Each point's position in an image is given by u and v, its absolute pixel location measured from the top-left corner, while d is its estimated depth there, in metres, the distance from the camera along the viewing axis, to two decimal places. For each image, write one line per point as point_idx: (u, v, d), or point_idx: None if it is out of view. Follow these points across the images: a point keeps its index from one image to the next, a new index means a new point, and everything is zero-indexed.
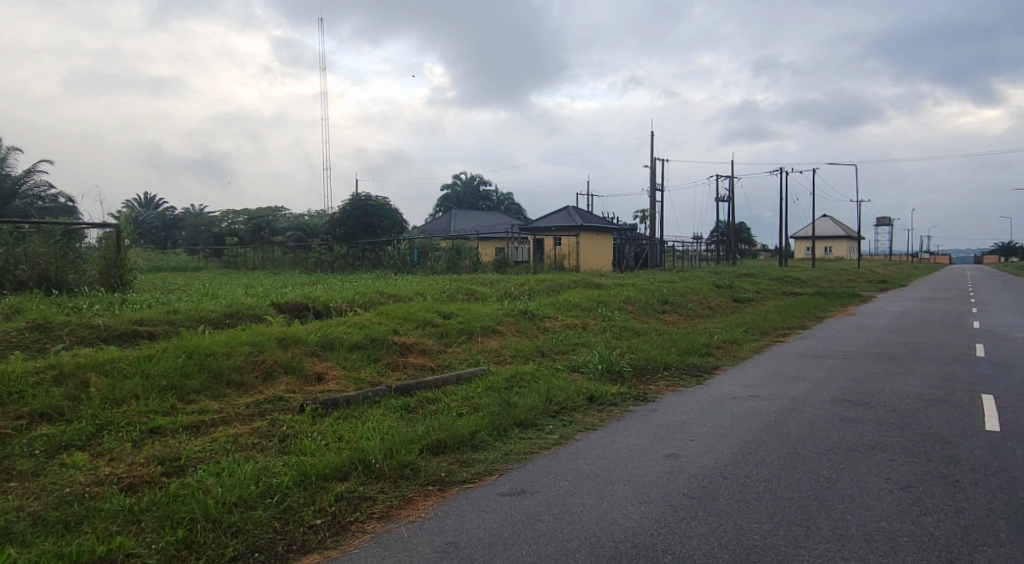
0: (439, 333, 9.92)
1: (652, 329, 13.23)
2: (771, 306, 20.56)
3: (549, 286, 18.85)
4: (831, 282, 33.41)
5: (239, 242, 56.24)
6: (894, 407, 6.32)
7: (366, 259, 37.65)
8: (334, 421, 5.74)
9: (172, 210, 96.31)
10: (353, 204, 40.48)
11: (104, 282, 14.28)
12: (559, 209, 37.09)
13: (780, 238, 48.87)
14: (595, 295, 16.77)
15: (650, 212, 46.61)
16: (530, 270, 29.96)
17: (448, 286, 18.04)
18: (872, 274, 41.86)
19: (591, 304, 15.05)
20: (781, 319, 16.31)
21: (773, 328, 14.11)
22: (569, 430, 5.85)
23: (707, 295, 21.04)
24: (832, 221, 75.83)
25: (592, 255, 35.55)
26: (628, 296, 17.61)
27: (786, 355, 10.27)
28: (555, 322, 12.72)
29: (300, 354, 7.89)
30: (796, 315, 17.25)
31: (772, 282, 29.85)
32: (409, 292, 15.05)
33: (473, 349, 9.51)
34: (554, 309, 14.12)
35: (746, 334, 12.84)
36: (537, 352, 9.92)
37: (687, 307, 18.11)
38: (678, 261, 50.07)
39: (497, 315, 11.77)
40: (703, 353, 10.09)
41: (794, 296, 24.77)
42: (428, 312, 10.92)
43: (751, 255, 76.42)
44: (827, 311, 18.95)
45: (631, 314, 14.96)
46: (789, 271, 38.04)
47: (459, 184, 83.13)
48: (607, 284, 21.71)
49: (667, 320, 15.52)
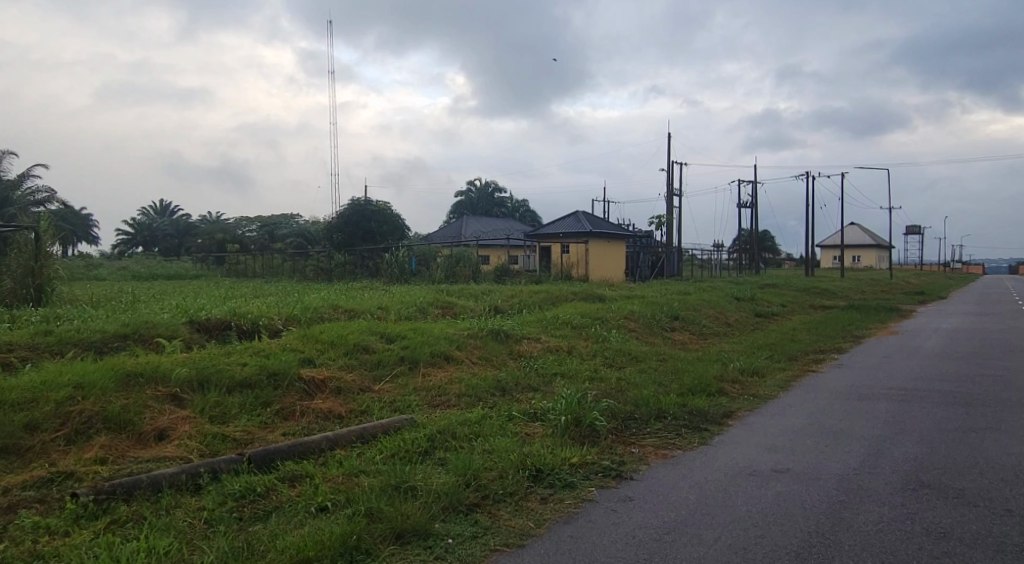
0: (370, 365, 7.68)
1: (654, 354, 10.88)
2: (799, 322, 18.06)
3: (543, 298, 16.58)
4: (864, 293, 30.75)
5: (243, 249, 54.74)
6: (1007, 507, 3.99)
7: (364, 267, 35.72)
8: (97, 532, 3.54)
9: (186, 218, 95.77)
10: (353, 208, 38.62)
11: (15, 293, 12.28)
12: (568, 215, 34.89)
13: (807, 245, 46.17)
14: (593, 310, 14.53)
15: (667, 219, 44.24)
16: (532, 279, 27.78)
17: (427, 298, 15.93)
18: (908, 285, 39.02)
19: (584, 321, 12.74)
20: (811, 338, 13.88)
21: (804, 351, 11.70)
22: (477, 547, 3.60)
23: (725, 310, 18.62)
24: (860, 229, 72.59)
25: (603, 263, 33.19)
26: (632, 310, 15.27)
27: (821, 393, 7.92)
28: (535, 347, 10.44)
29: (149, 399, 5.72)
30: (828, 334, 14.83)
31: (798, 294, 27.33)
32: (371, 306, 12.89)
33: (410, 387, 7.26)
34: (538, 328, 11.86)
35: (770, 360, 10.47)
36: (497, 389, 7.66)
37: (702, 324, 15.69)
38: (698, 270, 47.49)
39: (460, 338, 9.53)
40: (713, 393, 7.75)
41: (824, 310, 22.18)
42: (367, 335, 8.71)
43: (775, 265, 73.46)
44: (865, 329, 16.40)
45: (631, 334, 12.62)
46: (817, 282, 35.35)
47: (472, 190, 81.20)
48: (613, 296, 19.40)
49: (676, 341, 13.16)
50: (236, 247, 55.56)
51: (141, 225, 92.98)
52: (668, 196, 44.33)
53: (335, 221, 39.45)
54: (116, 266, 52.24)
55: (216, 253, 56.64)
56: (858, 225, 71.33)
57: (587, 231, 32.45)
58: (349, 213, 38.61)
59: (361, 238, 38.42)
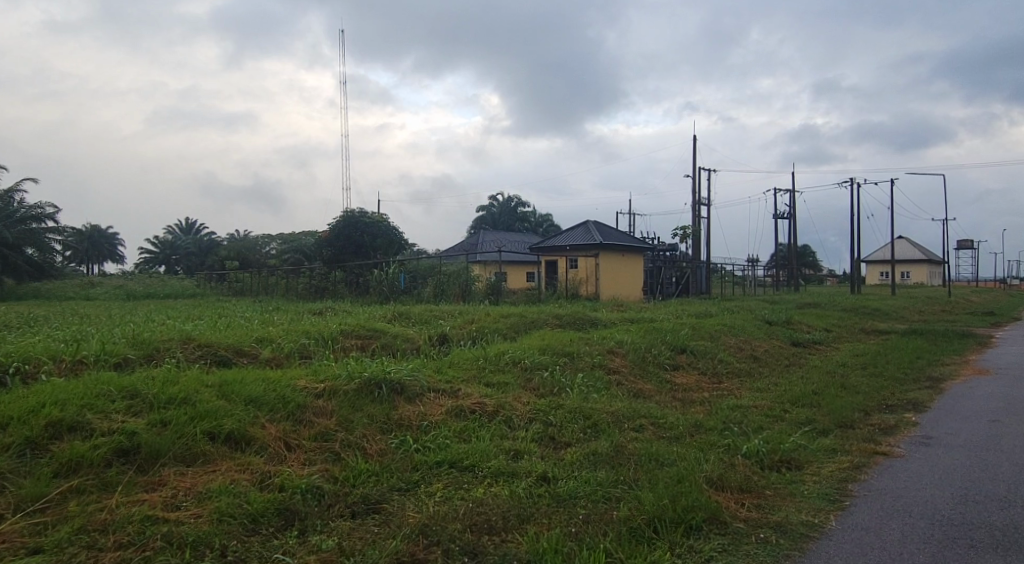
0: (39, 469, 3.97)
1: (629, 418, 7.02)
2: (849, 354, 13.94)
3: (510, 325, 12.82)
4: (924, 314, 26.39)
5: (245, 266, 52.19)
6: None
7: (354, 285, 32.44)
8: None
9: (206, 235, 94.58)
10: (345, 220, 35.44)
11: None
12: (577, 224, 31.09)
13: (853, 258, 41.53)
14: (567, 341, 10.76)
15: (694, 231, 40.20)
16: (529, 298, 24.05)
17: (361, 324, 12.34)
18: (973, 305, 34.23)
19: (539, 363, 8.94)
20: (870, 383, 9.82)
21: (861, 411, 7.71)
22: None
23: (752, 338, 14.59)
24: (910, 243, 67.11)
25: (616, 279, 29.25)
26: (622, 341, 11.38)
27: (918, 527, 4.10)
28: (437, 406, 6.66)
29: None
30: (891, 374, 10.80)
31: (845, 315, 23.15)
32: (246, 337, 9.28)
33: (70, 526, 3.52)
34: (463, 375, 8.09)
35: (810, 433, 6.54)
36: (273, 519, 3.93)
37: (718, 360, 11.72)
38: (731, 287, 43.13)
39: (297, 399, 5.78)
40: (698, 534, 3.94)
41: (880, 336, 17.91)
42: (108, 398, 5.01)
43: (817, 282, 68.39)
44: (941, 366, 12.19)
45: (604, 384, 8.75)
46: (866, 301, 30.84)
47: (494, 205, 77.95)
48: (609, 321, 15.59)
49: (674, 393, 9.24)
50: (240, 266, 53.06)
51: (164, 243, 91.93)
52: (695, 205, 40.26)
53: (327, 234, 36.39)
54: (115, 284, 50.15)
55: (219, 270, 54.29)
56: (908, 238, 65.99)
57: (597, 243, 28.56)
58: (340, 226, 35.53)
59: (354, 253, 35.19)
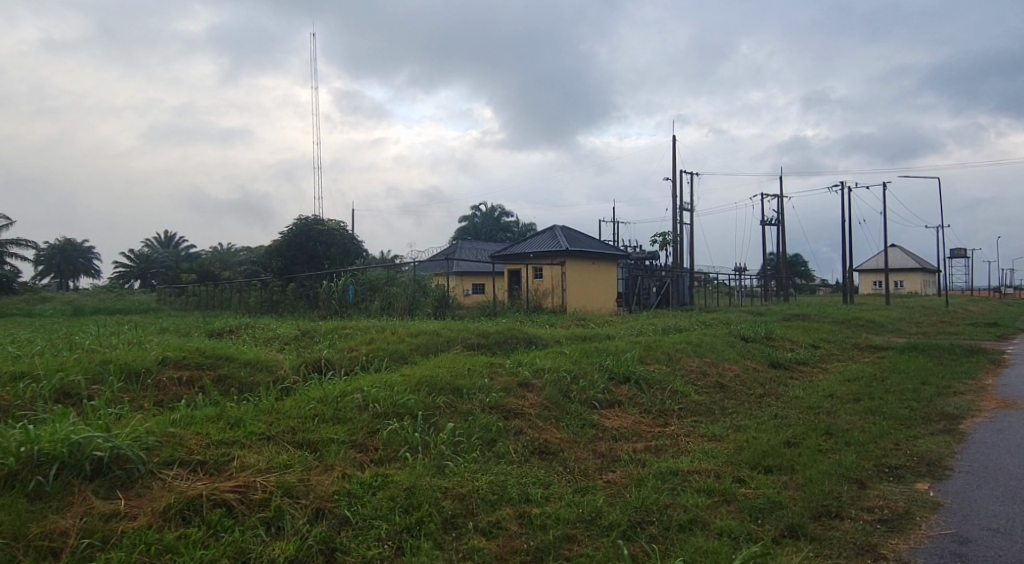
0: None
1: (489, 510, 4.39)
2: (838, 379, 11.44)
3: (416, 346, 10.22)
4: (921, 326, 24.02)
5: (204, 279, 49.42)
6: None
7: (303, 298, 29.74)
8: None
9: (181, 247, 91.71)
10: (297, 229, 32.81)
11: None
12: (544, 230, 28.56)
13: (845, 266, 39.17)
14: (466, 369, 8.15)
15: (675, 238, 37.79)
16: (482, 312, 21.51)
17: (222, 347, 9.69)
18: (972, 315, 31.95)
19: (399, 405, 6.32)
20: (865, 429, 7.24)
21: (852, 486, 5.13)
22: None
23: (722, 359, 12.05)
24: (903, 251, 64.99)
25: (585, 290, 26.69)
26: (547, 368, 8.77)
27: None
28: (155, 497, 4.00)
29: None
30: (891, 411, 8.29)
31: (835, 328, 20.69)
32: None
33: None
34: (267, 429, 5.43)
35: (770, 545, 3.94)
36: None
37: (670, 394, 9.14)
38: (715, 298, 40.70)
39: None
40: None
41: (875, 354, 15.44)
42: None
43: (808, 292, 66.26)
44: (954, 397, 9.62)
45: (488, 443, 6.12)
46: (860, 311, 28.41)
47: (477, 215, 75.59)
48: (553, 339, 13.04)
49: (595, 451, 6.63)
50: (202, 278, 50.15)
51: (139, 256, 88.96)
52: (676, 210, 37.88)
53: (277, 243, 33.68)
54: (64, 299, 47.38)
55: (179, 283, 51.43)
56: (902, 246, 63.92)
57: (564, 250, 26.02)
58: (292, 235, 32.85)
59: (306, 264, 32.51)
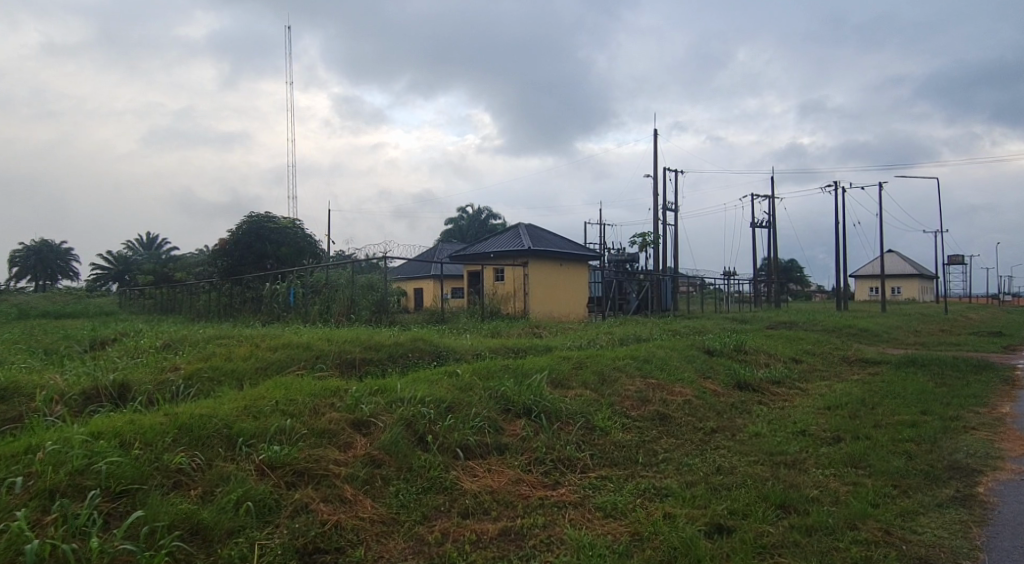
0: None
1: None
2: (817, 406, 9.03)
3: (264, 364, 7.80)
4: (921, 336, 21.62)
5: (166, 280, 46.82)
6: None
7: (247, 301, 27.29)
8: None
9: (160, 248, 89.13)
10: (245, 227, 30.39)
11: None
12: (508, 228, 26.19)
13: (841, 270, 36.80)
14: (278, 402, 5.72)
15: (657, 239, 35.37)
16: (427, 318, 19.13)
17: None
18: (976, 323, 29.56)
19: (85, 471, 3.88)
20: (839, 501, 4.84)
21: None
22: None
23: (674, 380, 9.65)
24: (901, 256, 62.75)
25: (551, 293, 24.33)
26: (407, 399, 6.34)
27: None
28: None
29: None
30: (877, 462, 5.89)
31: (822, 337, 18.33)
32: None
33: None
34: None
35: None
36: None
37: (582, 434, 6.71)
38: (702, 303, 38.31)
39: None
40: None
41: (867, 370, 13.02)
42: None
43: (803, 298, 63.90)
44: (966, 436, 7.20)
45: (215, 542, 3.71)
46: (855, 319, 25.98)
47: (462, 217, 73.30)
48: (470, 352, 10.65)
49: (415, 544, 4.20)
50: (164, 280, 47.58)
51: (117, 258, 86.36)
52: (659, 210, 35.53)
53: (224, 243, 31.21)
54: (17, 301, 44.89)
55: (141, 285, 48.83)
56: (899, 251, 61.76)
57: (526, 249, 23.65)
58: (240, 233, 30.40)
59: (255, 265, 30.08)
